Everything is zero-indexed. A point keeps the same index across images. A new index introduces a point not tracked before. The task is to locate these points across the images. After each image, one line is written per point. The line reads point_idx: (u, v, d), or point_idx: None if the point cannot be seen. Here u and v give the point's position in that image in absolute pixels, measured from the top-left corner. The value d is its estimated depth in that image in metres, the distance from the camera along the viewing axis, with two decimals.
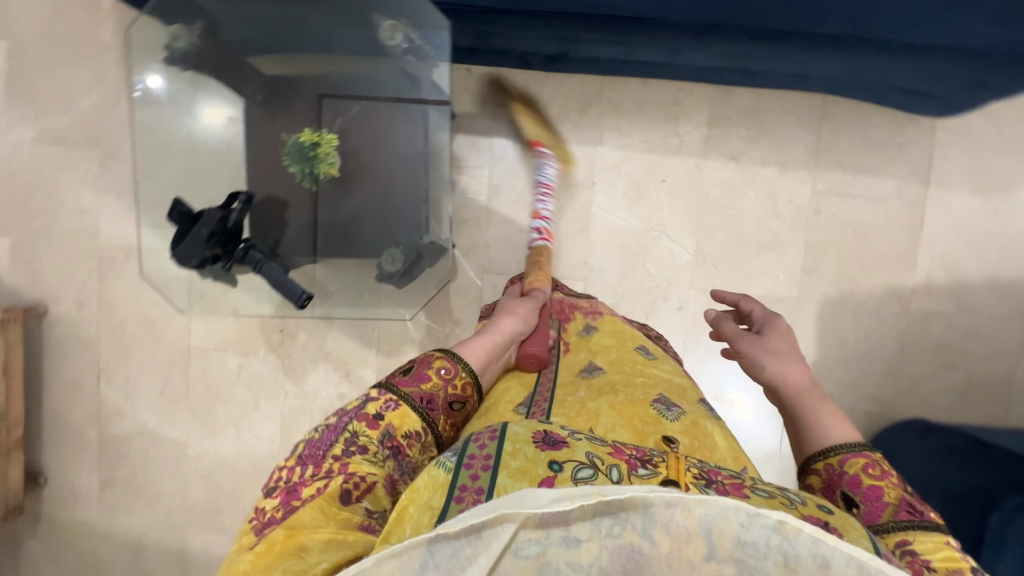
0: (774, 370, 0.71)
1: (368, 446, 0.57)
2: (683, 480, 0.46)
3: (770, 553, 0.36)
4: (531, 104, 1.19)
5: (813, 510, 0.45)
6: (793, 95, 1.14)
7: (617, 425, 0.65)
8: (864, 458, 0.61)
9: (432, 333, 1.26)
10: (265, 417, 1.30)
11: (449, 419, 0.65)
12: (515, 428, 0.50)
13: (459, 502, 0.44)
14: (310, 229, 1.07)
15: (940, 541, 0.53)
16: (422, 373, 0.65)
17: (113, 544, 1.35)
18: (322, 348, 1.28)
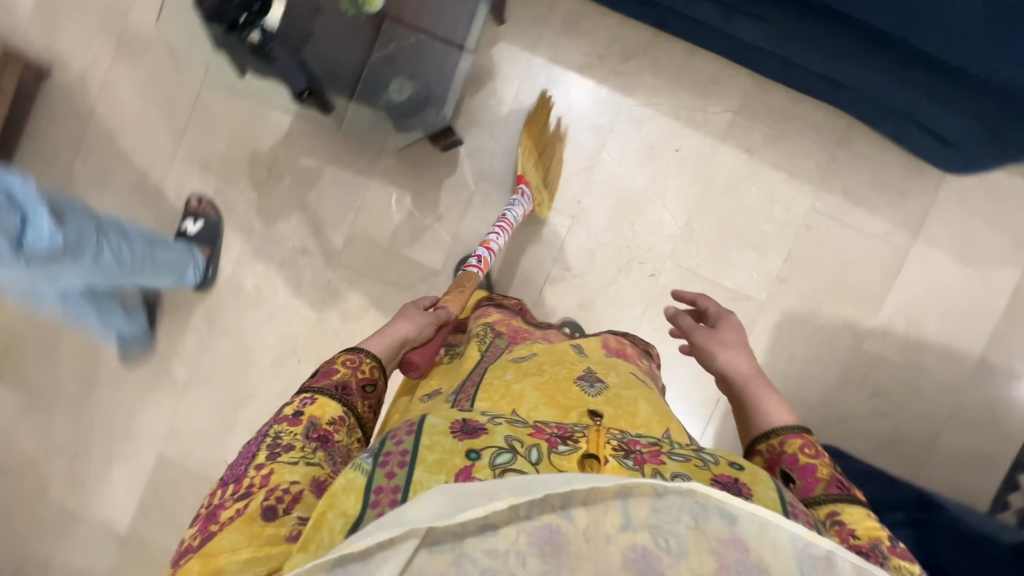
0: (724, 358, 0.74)
1: (291, 446, 0.56)
2: (602, 454, 0.50)
3: (684, 516, 0.38)
4: (580, 37, 1.21)
5: (724, 468, 0.52)
6: (821, 111, 1.18)
7: (540, 402, 0.68)
8: (801, 439, 0.63)
9: (412, 222, 1.26)
10: (223, 247, 1.29)
11: (365, 402, 0.68)
12: (433, 420, 0.51)
13: (373, 506, 0.43)
14: (351, 73, 1.07)
15: (865, 514, 0.54)
16: (330, 369, 0.68)
17: (32, 320, 1.33)
18: (302, 200, 1.27)
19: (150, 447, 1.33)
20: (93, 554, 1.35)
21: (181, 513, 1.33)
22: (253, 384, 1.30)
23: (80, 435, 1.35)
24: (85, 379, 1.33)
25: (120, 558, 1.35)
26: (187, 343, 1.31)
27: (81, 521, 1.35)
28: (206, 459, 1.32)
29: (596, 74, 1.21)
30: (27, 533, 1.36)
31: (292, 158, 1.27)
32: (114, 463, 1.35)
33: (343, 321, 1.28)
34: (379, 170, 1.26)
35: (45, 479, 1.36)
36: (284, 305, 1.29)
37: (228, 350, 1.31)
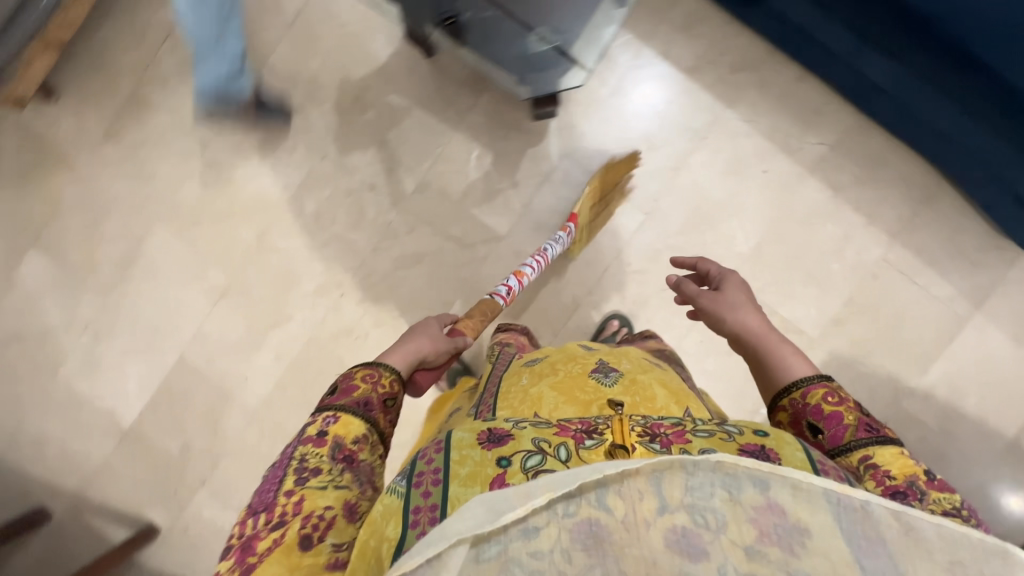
0: (735, 318, 0.74)
1: (319, 471, 0.56)
2: (628, 442, 0.52)
3: (715, 491, 0.37)
4: (695, 39, 1.20)
5: (750, 437, 0.54)
6: (915, 165, 1.18)
7: (561, 402, 0.75)
8: (823, 389, 0.64)
9: (486, 183, 1.24)
10: (292, 164, 1.27)
11: (387, 417, 0.66)
12: (460, 435, 0.57)
13: (413, 526, 0.48)
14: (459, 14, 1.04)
15: (897, 453, 0.57)
16: (350, 385, 0.65)
17: (83, 193, 1.31)
18: (382, 135, 1.25)
19: (172, 346, 1.31)
20: (92, 439, 1.33)
21: (189, 418, 1.31)
22: (290, 307, 1.29)
23: (105, 319, 1.32)
24: (122, 264, 1.31)
25: (119, 449, 1.33)
26: (232, 252, 1.29)
27: (87, 404, 1.33)
28: (227, 371, 1.30)
29: (701, 79, 1.21)
30: (32, 404, 1.34)
31: (382, 91, 1.25)
32: (132, 354, 1.32)
33: (395, 264, 1.26)
34: (466, 123, 1.24)
35: (61, 355, 1.34)
36: (340, 235, 1.27)
37: (273, 267, 1.29)
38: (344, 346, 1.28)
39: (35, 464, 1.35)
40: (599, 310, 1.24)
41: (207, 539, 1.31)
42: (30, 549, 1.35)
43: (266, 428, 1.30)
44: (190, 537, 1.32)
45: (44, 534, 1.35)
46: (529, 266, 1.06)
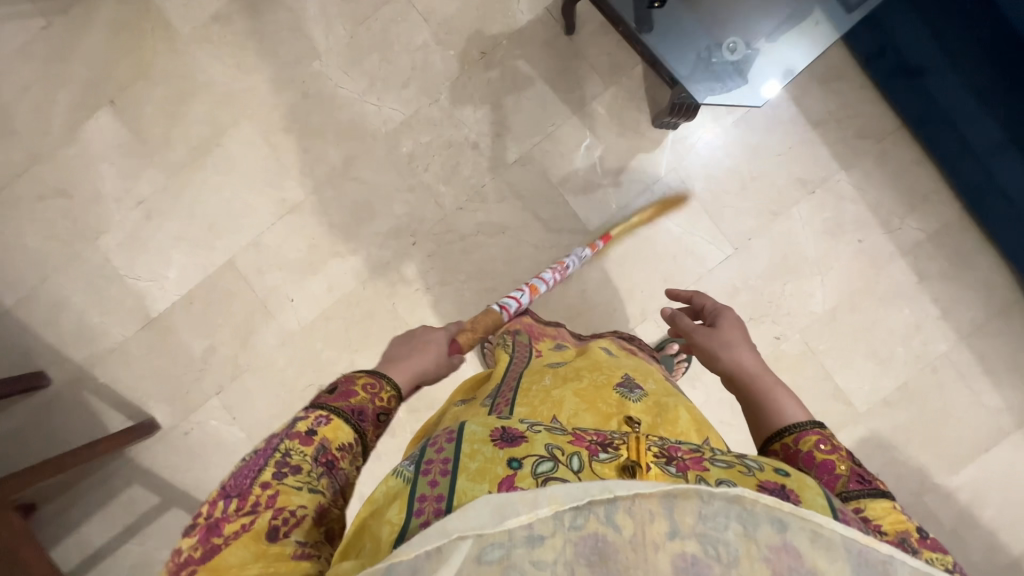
0: (731, 356, 0.63)
1: (298, 470, 0.49)
2: (644, 459, 0.45)
3: (730, 526, 0.34)
4: (830, 94, 1.21)
5: (771, 475, 0.44)
6: (1000, 276, 1.20)
7: (581, 410, 0.63)
8: (817, 433, 0.52)
9: (587, 174, 1.22)
10: (400, 100, 1.23)
11: (378, 432, 0.56)
12: (473, 427, 0.50)
13: (418, 516, 0.41)
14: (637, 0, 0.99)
15: (890, 509, 0.45)
16: (348, 389, 0.55)
17: (176, 67, 1.26)
18: (499, 98, 1.22)
19: (225, 245, 1.26)
20: (115, 317, 1.27)
21: (221, 323, 1.26)
22: (357, 241, 1.25)
23: (162, 200, 1.26)
24: (198, 150, 1.26)
25: (140, 335, 1.27)
26: (314, 169, 1.24)
27: (119, 280, 1.27)
28: (275, 286, 1.26)
29: (823, 134, 1.21)
30: (61, 263, 1.27)
31: (512, 54, 1.22)
32: (181, 242, 1.27)
33: (474, 228, 1.23)
34: (585, 109, 1.22)
35: (106, 223, 1.27)
36: (429, 184, 1.24)
37: (351, 196, 1.24)
38: (400, 295, 1.24)
39: (44, 326, 1.27)
40: (661, 330, 1.22)
41: (208, 449, 1.27)
42: (14, 413, 1.27)
43: (299, 355, 1.25)
44: (191, 443, 1.27)
45: (36, 401, 1.27)
46: (545, 280, 1.05)
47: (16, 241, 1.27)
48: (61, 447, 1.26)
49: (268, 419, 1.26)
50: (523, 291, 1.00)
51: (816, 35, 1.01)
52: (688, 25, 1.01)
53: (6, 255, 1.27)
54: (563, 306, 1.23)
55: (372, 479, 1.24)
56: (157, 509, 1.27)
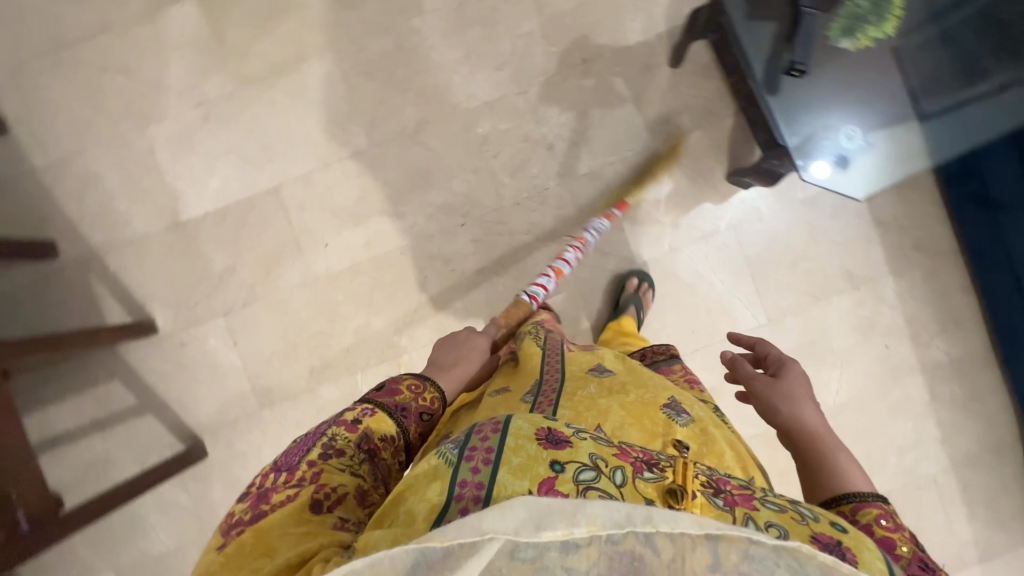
0: (792, 412, 0.62)
1: (342, 453, 0.53)
2: (691, 486, 0.44)
3: (776, 572, 0.35)
4: (902, 200, 1.22)
5: (825, 527, 0.42)
6: (1006, 418, 1.23)
7: (626, 423, 0.61)
8: (878, 509, 0.52)
9: (649, 207, 1.22)
10: (490, 80, 1.21)
11: (420, 430, 0.63)
12: (518, 420, 0.47)
13: (457, 501, 0.41)
14: (768, 60, 0.97)
15: None
16: (393, 388, 0.63)
17: None
18: (588, 107, 1.20)
19: (275, 171, 1.23)
20: (143, 209, 1.23)
21: (249, 247, 1.23)
22: (407, 206, 1.22)
23: (225, 107, 1.23)
24: (275, 68, 1.22)
25: (162, 234, 1.23)
26: (386, 123, 1.22)
27: (158, 174, 1.23)
28: (313, 226, 1.23)
29: (883, 236, 1.22)
30: (103, 140, 1.23)
31: (612, 68, 1.20)
32: (231, 154, 1.23)
33: (525, 226, 1.22)
34: (667, 144, 1.21)
35: (160, 114, 1.23)
36: (494, 172, 1.22)
37: (414, 160, 1.22)
38: (434, 272, 1.23)
39: (68, 197, 1.23)
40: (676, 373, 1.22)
41: (201, 366, 1.24)
42: (14, 276, 1.23)
43: (317, 301, 1.23)
44: (184, 355, 1.24)
45: (39, 269, 1.23)
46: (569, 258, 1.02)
47: (65, 104, 1.23)
48: (52, 323, 1.22)
49: (270, 354, 1.23)
50: (551, 274, 1.00)
51: (912, 137, 1.01)
52: (801, 94, 0.98)
53: (50, 115, 1.23)
54: (589, 328, 1.22)
55: None
56: (132, 411, 1.24)
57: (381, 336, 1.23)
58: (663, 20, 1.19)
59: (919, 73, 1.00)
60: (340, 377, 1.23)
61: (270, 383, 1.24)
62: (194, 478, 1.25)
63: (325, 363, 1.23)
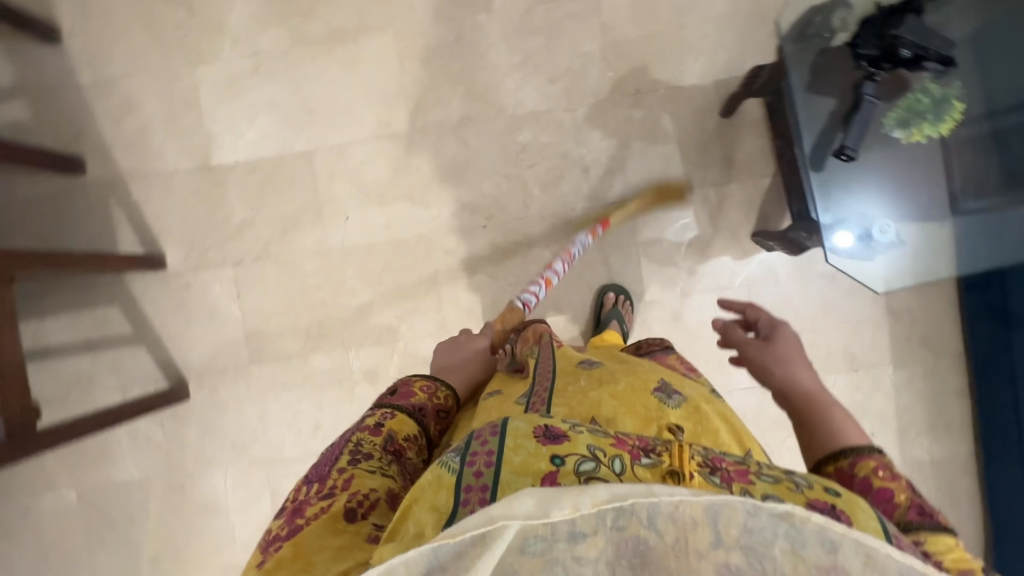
0: (785, 373, 0.66)
1: (371, 456, 0.60)
2: (687, 469, 0.44)
3: (777, 542, 0.36)
4: (920, 294, 1.21)
5: (820, 493, 0.44)
6: (974, 530, 1.23)
7: (620, 413, 0.61)
8: (875, 461, 0.55)
9: (669, 248, 1.22)
10: (541, 91, 1.21)
11: (439, 426, 0.71)
12: (515, 422, 0.49)
13: (464, 505, 0.43)
14: (818, 143, 0.96)
15: (954, 546, 0.48)
16: (406, 391, 0.71)
17: None
18: (631, 138, 1.20)
19: (312, 135, 1.23)
20: (176, 145, 1.24)
21: (272, 204, 1.24)
22: (434, 196, 1.23)
23: (277, 63, 1.23)
24: (333, 35, 1.22)
25: (190, 174, 1.24)
26: (430, 112, 1.22)
27: (198, 114, 1.24)
28: (337, 197, 1.23)
29: (893, 325, 1.22)
30: (152, 69, 1.23)
31: (663, 104, 1.20)
32: (273, 109, 1.23)
33: (545, 241, 1.22)
34: (701, 190, 1.20)
35: (213, 55, 1.23)
36: (526, 182, 1.22)
37: (450, 154, 1.22)
38: (446, 267, 1.23)
39: (107, 118, 1.24)
40: None
41: (201, 310, 1.25)
42: (39, 184, 1.23)
43: (327, 271, 1.24)
44: (187, 296, 1.25)
45: (64, 182, 1.24)
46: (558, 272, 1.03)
47: (124, 26, 1.23)
48: (67, 238, 1.23)
49: (270, 313, 1.24)
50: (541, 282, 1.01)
51: (941, 236, 1.00)
52: (845, 176, 0.97)
53: (106, 34, 1.23)
54: None
55: (335, 415, 1.25)
56: (126, 340, 1.25)
57: (381, 317, 1.24)
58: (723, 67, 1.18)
59: (958, 175, 0.99)
60: (333, 349, 1.24)
61: (264, 341, 1.25)
62: (171, 417, 1.27)
63: (322, 333, 1.24)
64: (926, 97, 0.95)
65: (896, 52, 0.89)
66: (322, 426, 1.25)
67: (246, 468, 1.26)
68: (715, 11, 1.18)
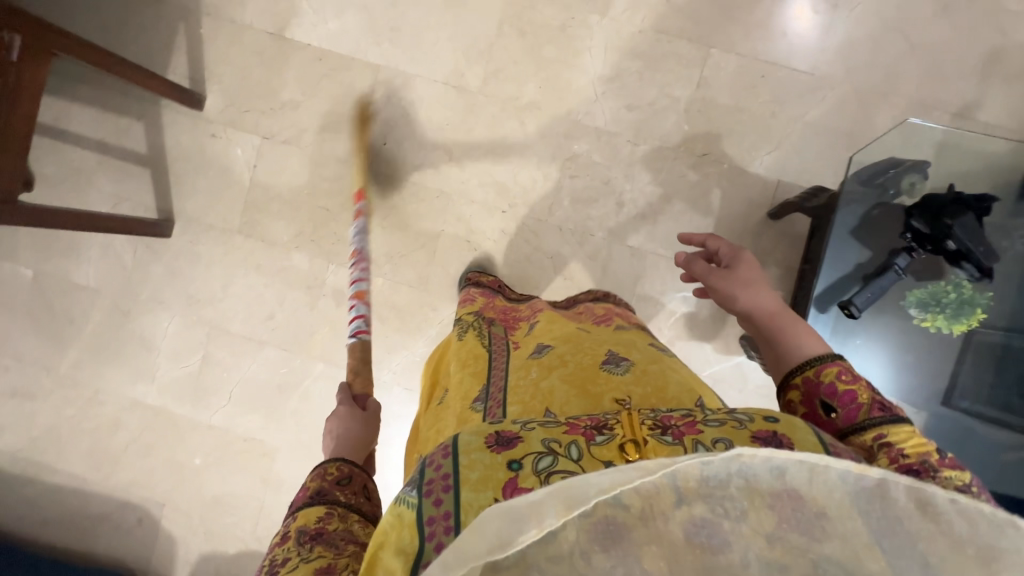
0: (746, 297, 0.68)
1: (287, 559, 0.52)
2: (638, 437, 0.46)
3: (732, 480, 0.34)
4: None
5: (761, 423, 0.46)
6: None
7: (571, 396, 0.62)
8: (837, 367, 0.58)
9: (662, 312, 1.21)
10: (614, 113, 1.19)
11: (351, 491, 0.62)
12: (466, 437, 0.46)
13: (430, 540, 0.40)
14: (842, 288, 0.96)
15: (909, 433, 0.52)
16: (300, 490, 0.61)
17: None
18: (675, 195, 1.19)
19: (387, 53, 1.22)
20: (260, 3, 1.23)
21: (320, 99, 1.24)
22: (470, 162, 1.22)
23: None
24: None
25: (261, 35, 1.23)
26: (503, 83, 1.21)
27: None
28: (383, 120, 1.23)
29: None
30: None
31: (720, 178, 1.18)
32: (362, 11, 1.22)
33: (551, 250, 1.22)
34: None
35: None
36: (560, 189, 1.21)
37: (503, 130, 1.21)
38: (451, 231, 1.24)
39: None
40: None
41: (214, 164, 1.26)
42: None
43: (342, 183, 1.24)
44: (207, 146, 1.26)
45: None
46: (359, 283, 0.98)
47: None
48: (126, 43, 1.24)
49: (274, 196, 1.26)
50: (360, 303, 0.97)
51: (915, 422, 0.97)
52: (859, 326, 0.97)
53: None
54: None
55: (290, 314, 1.27)
56: (137, 159, 1.27)
57: (372, 247, 1.25)
58: (791, 171, 1.17)
59: (956, 378, 0.97)
60: (317, 254, 1.26)
61: (258, 219, 1.26)
62: (145, 247, 1.29)
63: (312, 236, 1.26)
64: (954, 291, 0.94)
65: (942, 241, 0.89)
66: (275, 318, 1.27)
67: (192, 322, 1.29)
68: (810, 116, 1.16)
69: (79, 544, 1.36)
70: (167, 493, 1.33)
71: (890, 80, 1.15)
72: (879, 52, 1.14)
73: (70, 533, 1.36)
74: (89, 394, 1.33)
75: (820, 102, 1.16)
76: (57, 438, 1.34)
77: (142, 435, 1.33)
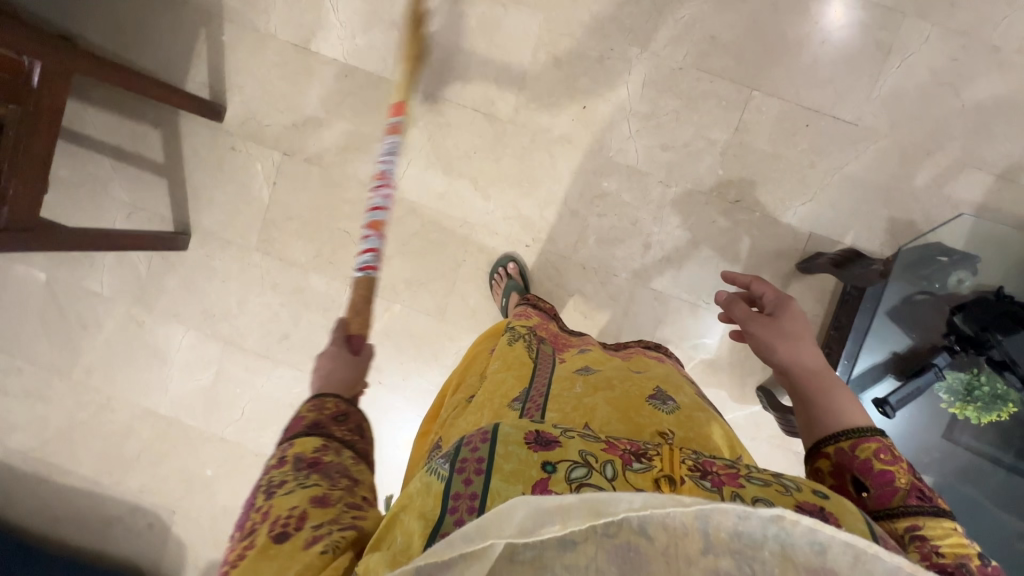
0: (787, 351, 0.64)
1: (284, 482, 0.48)
2: (678, 475, 0.43)
3: (766, 543, 0.33)
4: None
5: (808, 496, 0.42)
6: None
7: (612, 420, 0.59)
8: (875, 443, 0.55)
9: (681, 353, 1.20)
10: (647, 153, 1.15)
11: (347, 429, 0.57)
12: (505, 428, 0.44)
13: (452, 513, 0.39)
14: (882, 362, 0.97)
15: (948, 531, 0.48)
16: (294, 418, 0.56)
17: None
18: (704, 240, 1.16)
19: None
20: (284, 13, 1.17)
21: (345, 120, 1.20)
22: (496, 193, 1.19)
23: None
24: None
25: (285, 48, 1.18)
26: (535, 113, 1.16)
27: None
28: (409, 144, 1.19)
29: None
30: None
31: (751, 224, 1.15)
32: (392, 29, 1.17)
33: (573, 286, 1.20)
34: None
35: None
36: (586, 226, 1.19)
37: (532, 163, 1.18)
38: (473, 261, 1.22)
39: None
40: None
41: (233, 178, 1.23)
42: None
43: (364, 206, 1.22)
44: (227, 159, 1.23)
45: None
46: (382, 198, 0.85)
47: None
48: (145, 47, 1.19)
49: (294, 218, 1.23)
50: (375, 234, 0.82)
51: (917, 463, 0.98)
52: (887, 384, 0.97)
53: None
54: None
55: (306, 335, 1.26)
56: (154, 167, 1.23)
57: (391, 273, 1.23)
58: (824, 221, 1.14)
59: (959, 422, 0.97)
60: (334, 277, 1.24)
61: (276, 237, 1.24)
62: (161, 258, 1.26)
63: (330, 259, 1.23)
64: (986, 384, 0.92)
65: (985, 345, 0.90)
66: (290, 338, 1.27)
67: (206, 336, 1.28)
68: (850, 169, 1.13)
69: (89, 542, 1.38)
70: (178, 501, 1.34)
71: (936, 135, 1.11)
72: (927, 105, 1.10)
73: (82, 531, 1.38)
74: (102, 400, 1.33)
75: (861, 153, 1.12)
76: (69, 439, 1.35)
77: (155, 444, 1.33)
